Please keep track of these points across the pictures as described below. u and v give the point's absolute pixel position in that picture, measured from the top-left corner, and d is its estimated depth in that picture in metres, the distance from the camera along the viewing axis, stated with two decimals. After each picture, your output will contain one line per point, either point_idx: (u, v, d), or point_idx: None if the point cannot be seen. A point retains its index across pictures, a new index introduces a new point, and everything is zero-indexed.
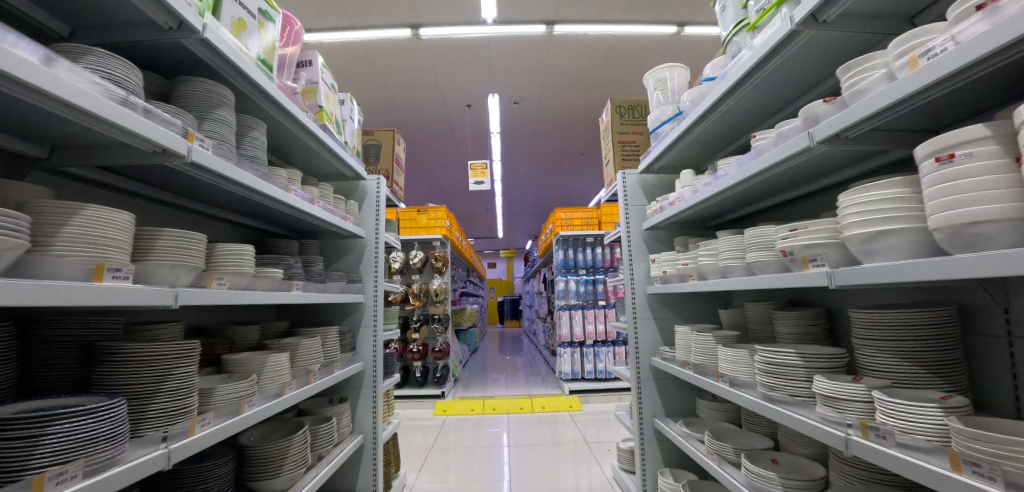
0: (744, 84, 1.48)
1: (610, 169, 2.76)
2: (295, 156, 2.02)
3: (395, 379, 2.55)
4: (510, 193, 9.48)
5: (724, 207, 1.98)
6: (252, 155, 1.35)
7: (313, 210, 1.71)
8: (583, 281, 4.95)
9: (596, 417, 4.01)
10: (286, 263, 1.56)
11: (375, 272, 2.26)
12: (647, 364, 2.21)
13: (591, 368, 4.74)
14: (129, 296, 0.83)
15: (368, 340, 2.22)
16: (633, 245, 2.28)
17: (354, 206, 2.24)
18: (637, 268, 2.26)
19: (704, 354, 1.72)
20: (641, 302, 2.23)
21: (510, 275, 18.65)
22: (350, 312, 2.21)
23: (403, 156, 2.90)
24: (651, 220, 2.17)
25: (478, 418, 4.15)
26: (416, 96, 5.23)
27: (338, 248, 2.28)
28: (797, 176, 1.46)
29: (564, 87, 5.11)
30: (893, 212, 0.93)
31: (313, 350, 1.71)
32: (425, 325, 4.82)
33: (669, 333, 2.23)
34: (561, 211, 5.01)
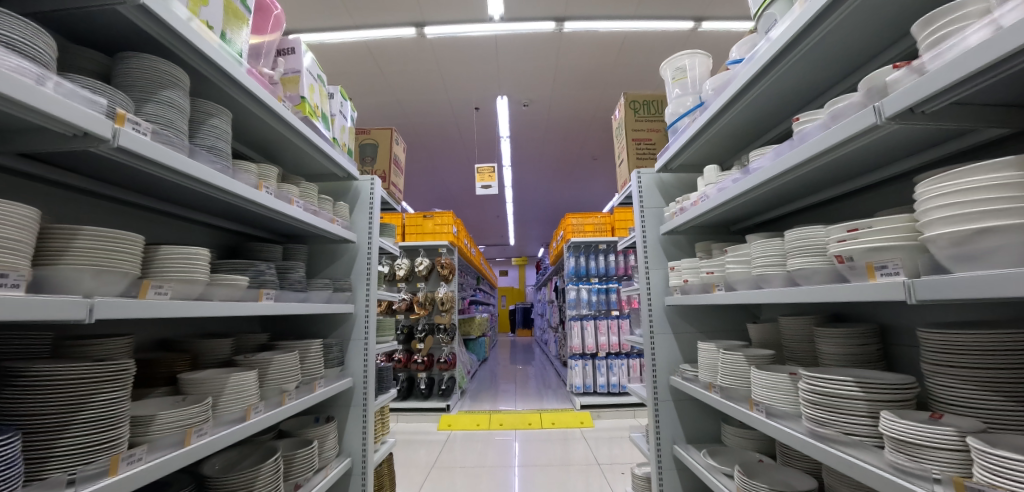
0: (780, 61, 1.26)
1: (624, 170, 2.54)
2: (279, 153, 1.87)
3: (389, 396, 2.34)
4: (521, 199, 9.30)
5: (752, 207, 1.74)
6: (212, 146, 1.22)
7: (290, 210, 1.55)
8: (596, 290, 4.69)
9: (609, 436, 3.73)
10: (256, 269, 1.40)
11: (366, 278, 2.08)
12: (666, 383, 1.96)
13: (604, 382, 4.47)
14: (27, 306, 0.66)
15: (358, 355, 2.02)
16: (649, 251, 2.06)
17: (344, 207, 2.06)
18: (654, 277, 2.03)
19: (734, 376, 1.45)
20: (658, 315, 2.00)
21: (522, 282, 18.42)
22: (339, 323, 2.03)
23: (402, 157, 2.74)
24: (669, 224, 1.95)
25: (483, 433, 3.92)
26: (423, 98, 5.14)
27: (327, 254, 2.11)
28: (846, 167, 1.22)
29: (574, 88, 4.94)
30: (991, 202, 0.69)
31: (288, 366, 1.54)
32: (430, 335, 4.63)
33: (690, 350, 1.99)
34: (572, 217, 4.79)
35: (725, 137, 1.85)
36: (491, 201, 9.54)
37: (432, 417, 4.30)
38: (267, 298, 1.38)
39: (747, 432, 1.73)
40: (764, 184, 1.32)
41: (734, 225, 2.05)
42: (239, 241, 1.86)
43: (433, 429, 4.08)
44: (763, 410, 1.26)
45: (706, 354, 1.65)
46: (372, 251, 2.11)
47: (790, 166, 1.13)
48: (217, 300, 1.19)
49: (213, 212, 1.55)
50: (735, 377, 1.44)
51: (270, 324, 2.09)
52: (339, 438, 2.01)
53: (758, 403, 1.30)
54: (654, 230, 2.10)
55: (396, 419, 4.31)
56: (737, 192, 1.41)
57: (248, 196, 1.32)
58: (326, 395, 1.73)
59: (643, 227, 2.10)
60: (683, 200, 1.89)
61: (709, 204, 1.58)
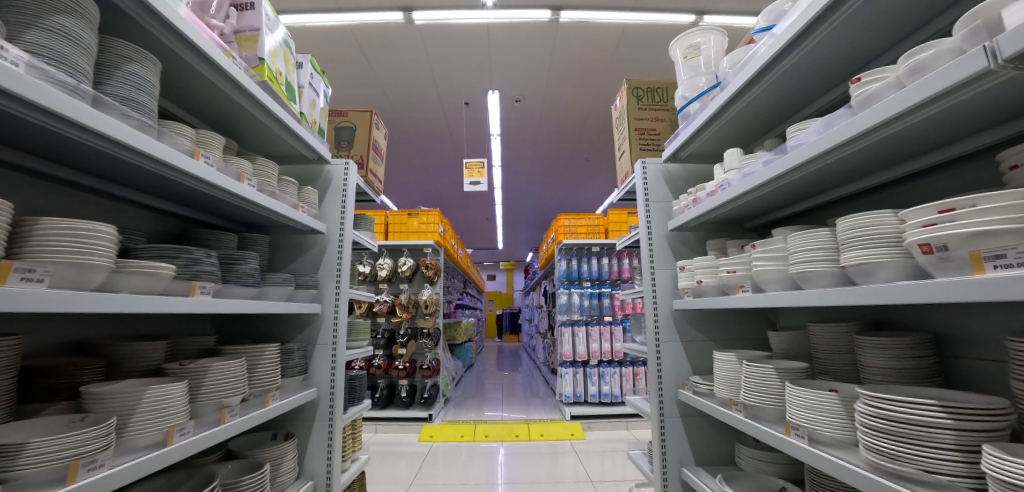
0: (836, 12, 1.08)
1: (625, 162, 2.34)
2: (233, 124, 1.61)
3: (362, 409, 2.04)
4: (511, 201, 9.09)
5: (773, 199, 1.55)
6: (129, 98, 0.97)
7: (240, 188, 1.28)
8: (588, 294, 4.47)
9: (601, 449, 3.51)
10: (191, 255, 1.12)
11: (337, 274, 1.81)
12: (675, 397, 1.74)
13: (595, 392, 4.21)
14: None
15: (325, 364, 1.74)
16: (654, 249, 1.85)
17: (312, 192, 1.79)
18: (660, 279, 1.81)
19: (763, 393, 1.23)
20: (665, 322, 1.78)
21: (510, 288, 18.15)
22: (303, 325, 1.76)
23: (383, 144, 2.49)
24: (679, 218, 1.75)
25: (468, 445, 3.64)
26: (411, 91, 4.91)
27: (292, 245, 1.84)
28: (904, 143, 1.03)
29: (569, 84, 4.78)
30: None
31: (233, 377, 1.26)
32: (413, 340, 4.33)
33: (703, 360, 1.77)
34: (564, 217, 4.60)
35: (744, 119, 1.67)
36: (480, 203, 9.30)
37: (413, 428, 4.00)
38: (201, 294, 1.11)
39: (770, 455, 1.51)
40: (804, 165, 1.12)
41: (748, 221, 1.86)
42: (186, 227, 1.59)
43: (413, 440, 3.79)
44: (805, 436, 1.05)
45: (725, 365, 1.43)
46: (345, 243, 1.85)
47: (846, 138, 0.93)
48: (124, 293, 0.92)
49: (143, 186, 1.28)
50: (765, 395, 1.23)
51: (223, 325, 1.80)
52: (299, 459, 1.71)
53: (797, 427, 1.08)
54: (661, 226, 1.89)
55: (374, 429, 4.00)
56: (767, 178, 1.21)
57: (181, 164, 1.06)
58: (281, 410, 1.45)
59: (648, 222, 1.89)
60: (696, 190, 1.69)
61: (730, 193, 1.39)
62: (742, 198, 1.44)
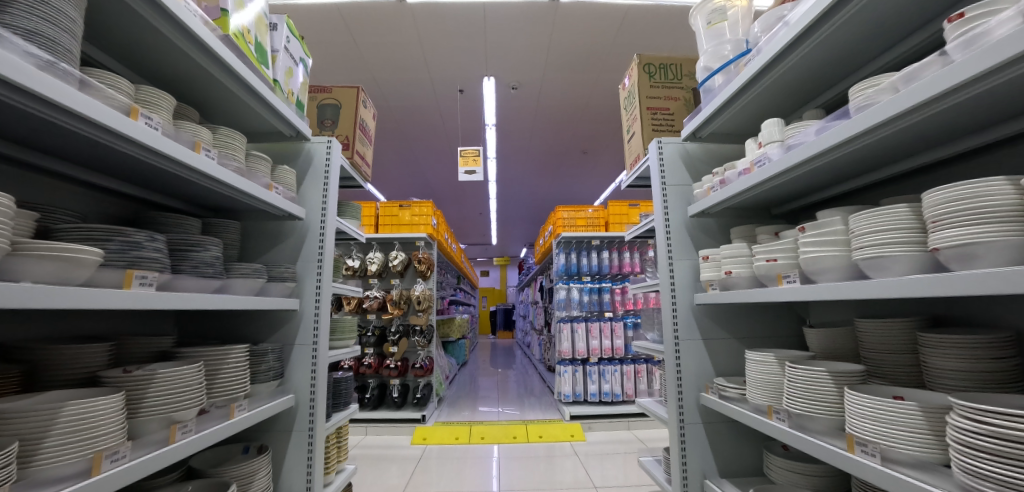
0: None
1: (635, 145, 2.16)
2: (191, 88, 1.37)
3: (347, 416, 1.82)
4: (505, 195, 8.87)
5: (812, 180, 1.38)
6: (37, 32, 0.75)
7: (193, 159, 1.05)
8: (588, 289, 4.29)
9: (603, 451, 3.35)
10: (129, 236, 0.90)
11: (318, 265, 1.59)
12: (697, 401, 1.57)
13: (595, 390, 4.04)
14: None
15: (304, 367, 1.52)
16: (674, 237, 1.66)
17: (289, 172, 1.56)
18: (679, 271, 1.63)
19: (813, 401, 1.06)
20: (687, 318, 1.60)
21: (504, 284, 17.97)
22: (279, 322, 1.54)
23: (372, 124, 2.24)
24: (703, 202, 1.57)
25: (463, 448, 3.45)
26: (402, 76, 4.67)
27: (266, 232, 1.62)
28: (1003, 102, 0.85)
29: (567, 70, 4.58)
30: None
31: (187, 385, 1.03)
32: (405, 338, 4.09)
33: (728, 360, 1.60)
34: (563, 209, 4.41)
35: (779, 90, 1.48)
36: (474, 197, 9.07)
37: (405, 430, 3.79)
38: (140, 287, 0.89)
39: (806, 467, 1.34)
40: (873, 130, 0.94)
41: (775, 207, 1.70)
42: (139, 210, 1.35)
43: (405, 443, 3.59)
44: (874, 454, 0.88)
45: (763, 368, 1.26)
46: (326, 232, 1.62)
47: (945, 90, 0.74)
48: (26, 283, 0.70)
49: (76, 156, 1.05)
50: (815, 403, 1.06)
51: (188, 324, 1.57)
52: (275, 474, 1.50)
53: (863, 443, 0.92)
54: (680, 211, 1.70)
55: (365, 432, 3.79)
56: (824, 147, 1.03)
57: (108, 123, 0.83)
58: (250, 422, 1.23)
59: (665, 206, 1.70)
60: (723, 169, 1.51)
61: (771, 169, 1.21)
62: (781, 176, 1.27)
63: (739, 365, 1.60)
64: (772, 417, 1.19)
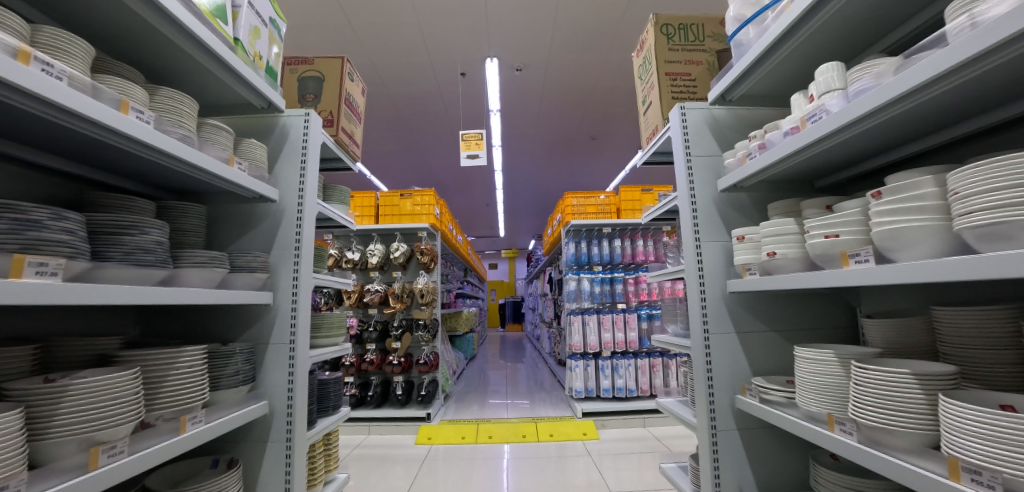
0: None
1: (652, 116, 1.91)
2: (135, 47, 1.17)
3: (335, 421, 1.65)
4: (511, 184, 8.62)
5: (872, 142, 1.13)
6: None
7: (118, 120, 0.84)
8: (599, 280, 4.05)
9: (618, 450, 3.15)
10: (26, 214, 0.71)
11: (294, 254, 1.40)
12: (732, 403, 1.35)
13: (608, 386, 3.83)
14: None
15: (280, 369, 1.34)
16: (701, 215, 1.43)
17: (258, 145, 1.35)
18: (708, 254, 1.40)
19: (896, 411, 0.84)
20: (718, 308, 1.37)
21: (512, 276, 17.79)
22: (251, 319, 1.36)
23: (360, 100, 2.02)
24: (737, 173, 1.33)
25: (470, 448, 3.27)
26: (401, 60, 4.44)
27: (236, 217, 1.43)
28: None
29: (575, 49, 4.31)
30: None
31: (119, 395, 0.86)
32: (408, 333, 3.91)
33: (766, 357, 1.37)
34: (571, 196, 4.17)
35: (832, 38, 1.21)
36: (480, 187, 8.85)
37: (410, 429, 3.64)
38: (34, 276, 0.68)
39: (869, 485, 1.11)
40: (989, 57, 0.69)
41: (819, 179, 1.45)
42: (83, 191, 1.17)
43: (410, 442, 3.44)
44: (994, 486, 0.65)
45: (818, 367, 1.04)
46: (303, 217, 1.43)
47: None
48: None
49: None
50: (900, 414, 0.83)
51: (153, 321, 1.40)
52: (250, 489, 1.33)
53: (974, 471, 0.68)
54: (709, 185, 1.46)
55: (368, 431, 3.64)
56: (907, 88, 0.78)
57: None
58: (205, 437, 1.05)
59: (691, 180, 1.46)
60: (762, 132, 1.26)
61: (830, 124, 0.97)
62: (841, 134, 1.02)
63: (780, 362, 1.37)
64: (836, 430, 0.97)
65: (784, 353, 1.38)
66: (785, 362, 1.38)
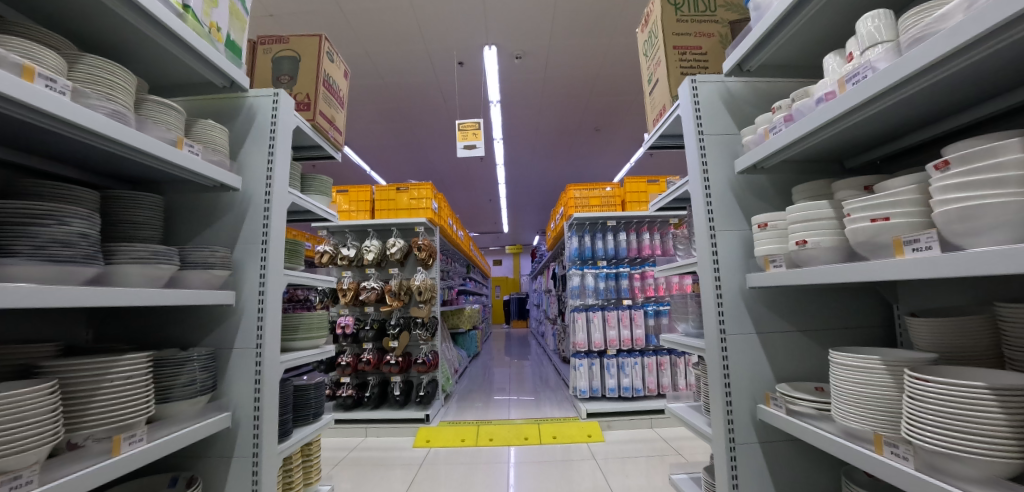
0: None
1: (658, 95, 1.73)
2: (66, 16, 1.02)
3: (315, 431, 1.52)
4: (514, 178, 8.44)
5: (920, 111, 0.95)
6: None
7: (27, 92, 0.69)
8: (604, 275, 3.87)
9: (625, 453, 3.00)
10: None
11: (261, 248, 1.25)
12: (753, 413, 1.19)
13: (614, 385, 3.68)
14: None
15: (244, 376, 1.21)
16: (717, 200, 1.26)
17: (216, 127, 1.21)
18: (724, 245, 1.24)
19: (969, 435, 0.66)
20: (736, 306, 1.21)
21: (517, 272, 17.64)
22: (213, 321, 1.23)
23: (341, 84, 1.87)
24: (759, 151, 1.15)
25: (471, 451, 3.14)
26: (396, 49, 4.27)
27: (197, 208, 1.29)
28: None
29: (577, 35, 4.11)
30: None
31: (31, 412, 0.72)
32: (406, 332, 3.78)
33: (791, 360, 1.21)
34: (574, 188, 3.99)
35: None
36: (482, 181, 8.69)
37: (408, 431, 3.52)
38: None
39: None
40: None
41: (849, 158, 1.26)
42: (14, 178, 1.03)
43: (409, 445, 3.32)
44: None
45: (859, 376, 0.87)
46: (271, 207, 1.28)
47: None
48: None
49: None
50: (973, 438, 0.65)
51: (109, 324, 1.26)
52: None
53: None
54: (726, 166, 1.29)
55: (365, 433, 3.53)
56: (981, 31, 0.60)
57: None
58: (137, 460, 0.90)
59: (704, 161, 1.29)
60: (789, 101, 1.07)
61: (878, 84, 0.78)
62: (890, 97, 0.84)
63: (805, 367, 1.21)
64: (886, 454, 0.79)
65: (811, 356, 1.22)
66: (813, 367, 1.21)
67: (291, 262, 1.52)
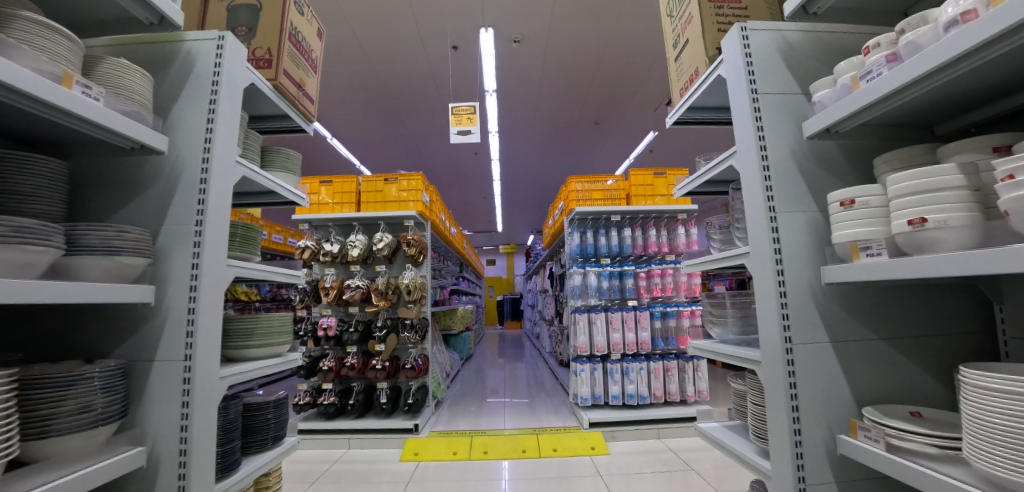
0: None
1: (689, 59, 1.46)
2: None
3: (274, 459, 1.25)
4: (509, 174, 8.15)
5: None
6: None
7: None
8: (608, 274, 3.61)
9: (632, 468, 2.74)
10: None
11: (196, 231, 0.96)
12: (829, 445, 0.93)
13: (618, 392, 3.43)
14: None
15: (168, 399, 0.92)
16: (778, 173, 1.01)
17: (134, 70, 0.90)
18: (788, 230, 0.98)
19: None
20: (805, 308, 0.96)
21: (511, 272, 17.37)
22: (131, 327, 0.93)
23: (313, 43, 1.56)
24: (844, 107, 0.88)
25: (460, 466, 2.85)
26: (385, 30, 3.95)
27: (111, 180, 0.99)
28: None
29: (580, 18, 3.84)
30: None
31: None
32: (393, 334, 3.45)
33: (873, 377, 0.96)
34: (576, 181, 3.74)
35: None
36: (476, 177, 8.39)
37: (396, 442, 3.21)
38: None
39: None
40: None
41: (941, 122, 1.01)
42: None
43: (395, 458, 3.02)
44: None
45: (1017, 408, 0.61)
46: (209, 178, 0.98)
47: None
48: None
49: None
50: None
51: None
52: None
53: None
54: (789, 133, 1.03)
55: (348, 445, 3.22)
56: None
57: None
58: None
59: (760, 127, 1.03)
60: (893, 36, 0.80)
61: None
62: None
63: (890, 385, 0.96)
64: None
65: (897, 370, 0.97)
66: (898, 385, 0.96)
67: (243, 251, 1.23)
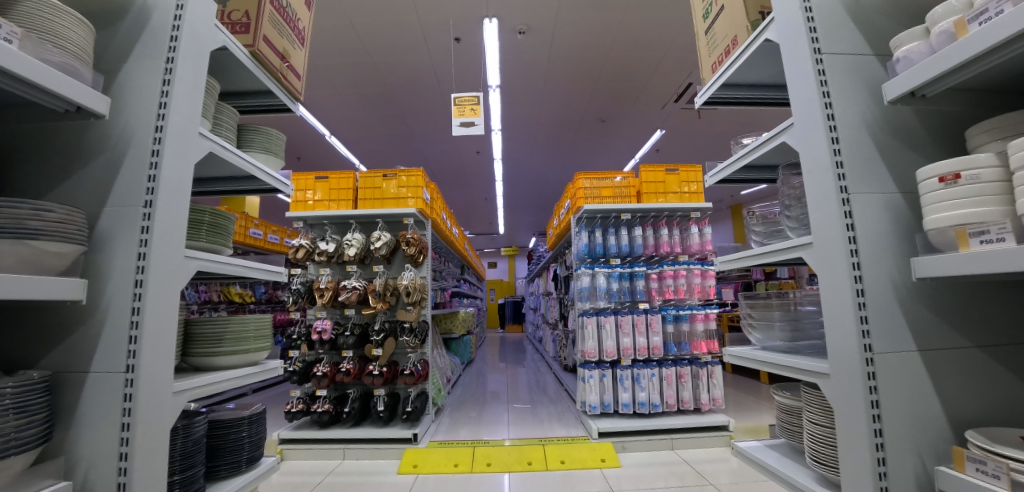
0: None
1: (725, 28, 1.29)
2: None
3: (249, 483, 1.07)
4: (511, 174, 7.98)
5: None
6: None
7: None
8: (617, 275, 3.42)
9: (646, 481, 2.54)
10: None
11: (144, 214, 0.79)
12: (922, 477, 0.76)
13: (628, 400, 3.24)
14: None
15: (105, 419, 0.74)
16: (849, 146, 0.84)
17: (68, 14, 0.74)
18: (863, 212, 0.81)
19: None
20: (886, 308, 0.79)
21: (512, 274, 17.15)
22: (66, 329, 0.77)
23: (300, 12, 1.39)
24: (940, 62, 0.69)
25: (461, 479, 2.66)
26: (385, 20, 3.79)
27: (49, 151, 0.83)
28: None
29: (588, 7, 3.67)
30: None
31: None
32: (391, 337, 3.28)
33: (970, 393, 0.78)
34: (583, 178, 3.56)
35: None
36: (478, 177, 8.24)
37: (393, 453, 3.02)
38: None
39: None
40: None
41: None
42: None
43: (392, 470, 2.83)
44: None
45: None
46: (162, 150, 0.82)
47: None
48: None
49: None
50: None
51: None
52: None
53: None
54: (860, 100, 0.86)
55: (342, 456, 3.02)
56: None
57: None
58: None
59: (825, 93, 0.86)
60: None
61: None
62: None
63: (991, 403, 0.78)
64: None
65: (999, 385, 0.79)
66: (999, 403, 0.79)
67: (212, 242, 1.06)
